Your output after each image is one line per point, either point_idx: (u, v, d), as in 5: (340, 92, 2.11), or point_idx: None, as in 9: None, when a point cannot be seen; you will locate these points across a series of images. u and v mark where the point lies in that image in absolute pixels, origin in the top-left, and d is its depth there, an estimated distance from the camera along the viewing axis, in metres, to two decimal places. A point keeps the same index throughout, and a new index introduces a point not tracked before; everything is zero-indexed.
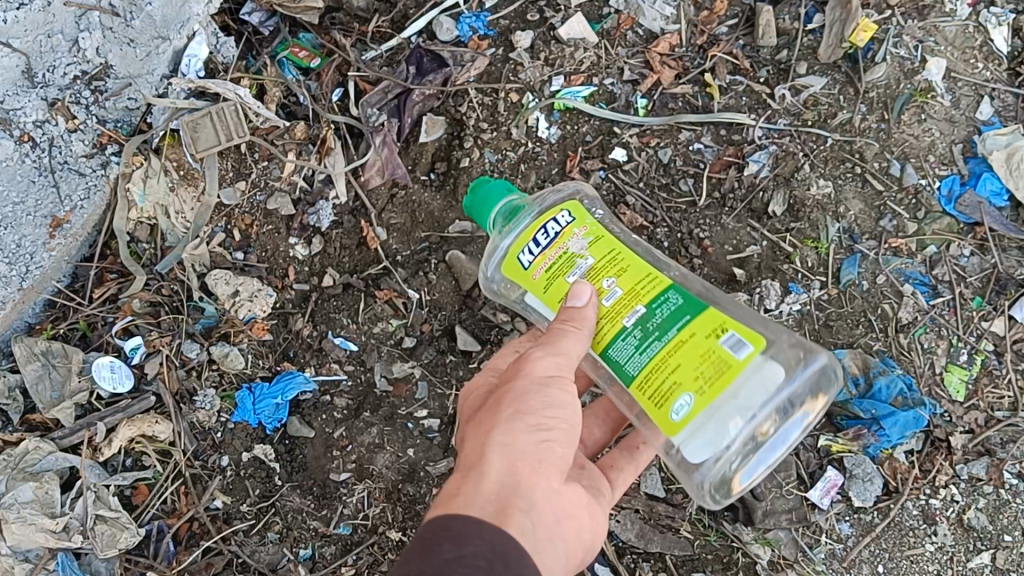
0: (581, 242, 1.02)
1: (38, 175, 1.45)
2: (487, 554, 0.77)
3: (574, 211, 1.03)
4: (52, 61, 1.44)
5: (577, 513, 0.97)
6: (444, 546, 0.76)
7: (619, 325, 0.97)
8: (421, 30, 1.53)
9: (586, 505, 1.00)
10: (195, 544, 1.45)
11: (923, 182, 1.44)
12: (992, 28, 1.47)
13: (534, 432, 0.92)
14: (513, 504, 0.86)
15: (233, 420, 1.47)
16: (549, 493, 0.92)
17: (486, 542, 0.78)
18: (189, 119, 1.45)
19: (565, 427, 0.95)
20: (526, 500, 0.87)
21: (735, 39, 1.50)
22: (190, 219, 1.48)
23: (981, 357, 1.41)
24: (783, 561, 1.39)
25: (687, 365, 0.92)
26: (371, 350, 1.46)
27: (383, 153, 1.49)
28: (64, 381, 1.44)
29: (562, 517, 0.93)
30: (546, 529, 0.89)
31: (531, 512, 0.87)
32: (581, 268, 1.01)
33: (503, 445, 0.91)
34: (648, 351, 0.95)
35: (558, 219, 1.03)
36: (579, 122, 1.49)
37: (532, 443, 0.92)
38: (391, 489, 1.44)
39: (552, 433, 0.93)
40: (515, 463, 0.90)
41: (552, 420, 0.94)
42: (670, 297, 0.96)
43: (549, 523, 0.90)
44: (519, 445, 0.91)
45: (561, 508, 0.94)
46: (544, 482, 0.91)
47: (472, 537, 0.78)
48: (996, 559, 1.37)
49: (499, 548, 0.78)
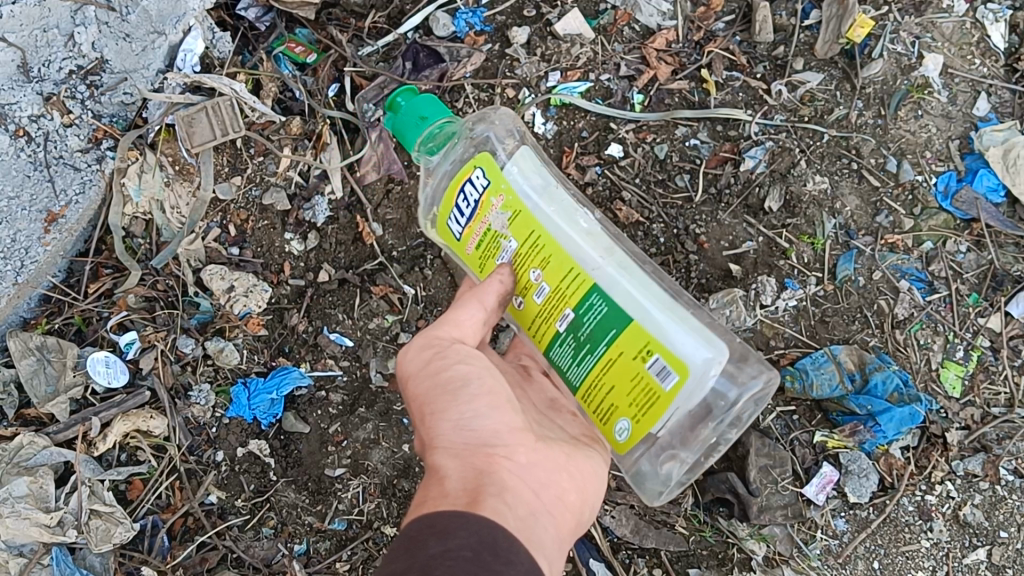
0: (500, 218, 0.99)
1: (33, 169, 1.44)
2: (474, 542, 0.76)
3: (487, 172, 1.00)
4: (48, 55, 1.43)
5: (559, 480, 0.94)
6: (429, 541, 0.76)
7: (555, 329, 0.96)
8: (418, 25, 1.53)
9: (565, 463, 0.96)
10: (189, 539, 1.45)
11: (919, 178, 1.44)
12: (989, 24, 1.47)
13: (466, 424, 0.91)
14: (483, 490, 0.85)
15: (228, 416, 1.46)
16: (518, 471, 0.90)
17: (473, 532, 0.78)
18: (185, 113, 1.44)
19: (492, 401, 0.93)
20: (492, 484, 0.86)
21: (732, 36, 1.50)
22: (185, 215, 1.48)
23: (978, 353, 1.41)
24: (779, 557, 1.39)
25: (621, 386, 0.92)
26: (366, 346, 1.46)
27: (379, 148, 1.49)
28: (59, 376, 1.44)
29: (540, 487, 0.91)
30: (525, 505, 0.87)
31: (504, 494, 0.86)
32: (505, 250, 1.00)
33: (446, 449, 0.91)
34: (586, 360, 0.94)
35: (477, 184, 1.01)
36: (576, 118, 1.49)
37: (467, 434, 0.91)
38: (385, 484, 1.44)
39: (485, 416, 0.92)
40: (467, 458, 0.89)
41: (480, 402, 0.93)
42: (594, 304, 0.92)
43: (527, 498, 0.88)
44: (458, 442, 0.91)
45: (534, 480, 0.91)
46: (507, 460, 0.90)
47: (458, 529, 0.78)
48: (992, 555, 1.38)
49: (486, 533, 0.78)
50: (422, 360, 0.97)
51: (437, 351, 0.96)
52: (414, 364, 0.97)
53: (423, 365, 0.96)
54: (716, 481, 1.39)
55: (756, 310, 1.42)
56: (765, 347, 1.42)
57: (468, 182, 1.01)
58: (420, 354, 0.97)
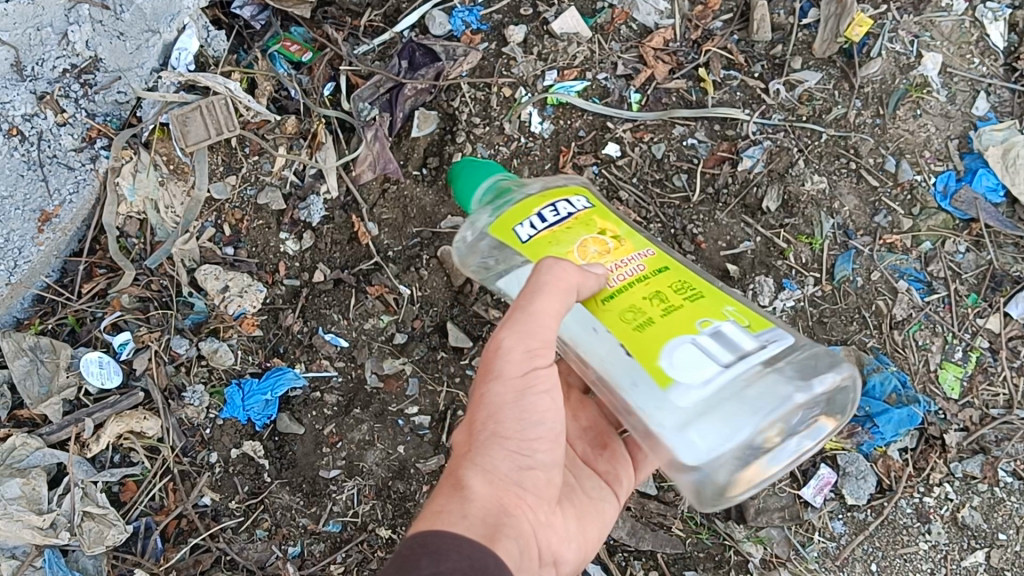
0: None
1: (27, 169, 1.44)
2: (466, 568, 0.85)
3: (590, 200, 1.07)
4: (42, 54, 1.45)
5: (562, 544, 1.06)
6: (422, 561, 0.84)
7: None
8: (414, 24, 1.52)
9: (574, 533, 1.08)
10: (182, 541, 1.44)
11: (918, 177, 1.43)
12: (988, 23, 1.46)
13: (514, 460, 0.99)
14: (500, 530, 0.94)
15: (223, 417, 1.45)
16: (533, 523, 1.00)
17: (467, 557, 0.87)
18: (179, 112, 1.44)
19: (548, 452, 1.01)
20: (510, 528, 0.95)
21: (730, 34, 1.49)
22: (180, 214, 1.47)
23: (977, 354, 1.40)
24: (776, 560, 1.39)
25: None
26: (362, 346, 1.45)
27: (375, 147, 1.48)
28: (52, 376, 1.43)
29: (545, 546, 1.02)
30: (527, 555, 0.97)
31: (517, 537, 0.96)
32: None
33: (482, 472, 0.97)
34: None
35: (531, 222, 1.03)
36: (573, 116, 1.48)
37: (513, 468, 0.98)
38: (381, 486, 1.43)
39: (531, 460, 1.00)
40: (499, 491, 0.97)
41: (533, 444, 1.00)
42: None
43: (533, 553, 0.99)
44: (498, 472, 0.98)
45: (543, 537, 1.02)
46: (529, 511, 1.00)
47: (453, 552, 0.86)
48: (991, 557, 1.36)
49: (481, 564, 0.87)
50: (514, 369, 0.98)
51: (535, 368, 0.98)
52: (509, 366, 0.98)
53: (515, 375, 0.98)
54: None
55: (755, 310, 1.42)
56: None
57: (564, 198, 1.06)
58: (523, 358, 0.98)
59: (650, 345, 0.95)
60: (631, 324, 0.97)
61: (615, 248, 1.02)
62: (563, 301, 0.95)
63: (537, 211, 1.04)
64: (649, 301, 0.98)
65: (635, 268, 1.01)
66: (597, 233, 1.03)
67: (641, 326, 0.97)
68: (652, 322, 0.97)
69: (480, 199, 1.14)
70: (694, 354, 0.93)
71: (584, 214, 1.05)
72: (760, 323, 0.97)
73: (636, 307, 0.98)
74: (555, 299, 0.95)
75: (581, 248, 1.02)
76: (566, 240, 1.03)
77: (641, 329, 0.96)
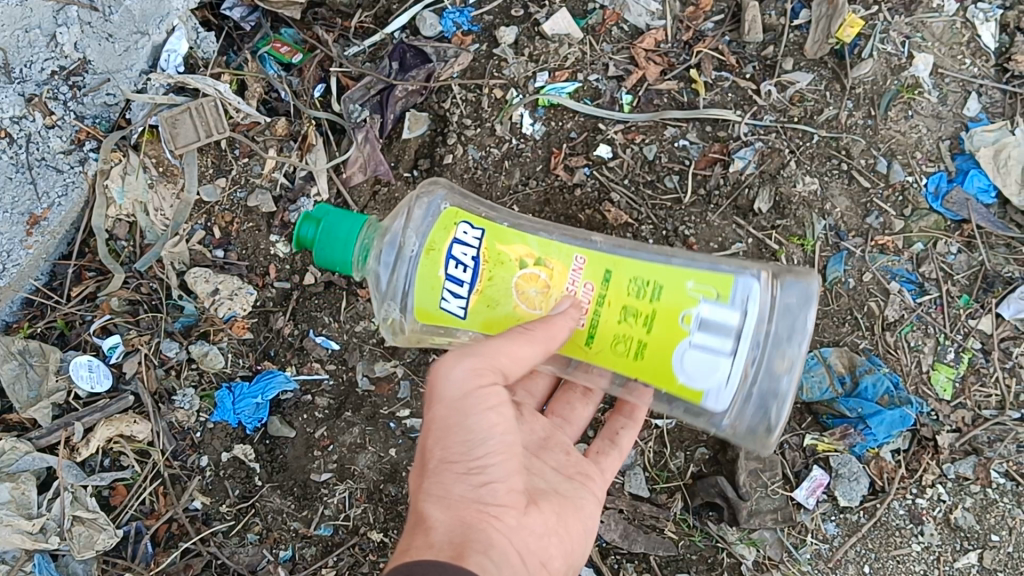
0: None
1: (16, 172, 1.43)
2: None
3: (475, 221, 1.02)
4: (30, 56, 1.43)
5: (544, 543, 0.98)
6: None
7: None
8: (404, 25, 1.52)
9: (554, 527, 1.00)
10: (173, 545, 1.43)
11: (910, 178, 1.43)
12: (979, 24, 1.46)
13: (466, 478, 0.93)
14: (468, 546, 0.89)
15: (213, 420, 1.44)
16: (509, 531, 0.93)
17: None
18: (168, 114, 1.44)
19: (499, 461, 0.95)
20: (479, 542, 0.90)
21: (721, 35, 1.49)
22: (169, 217, 1.46)
23: (969, 355, 1.40)
24: (769, 562, 1.38)
25: None
26: (353, 349, 1.44)
27: (366, 149, 1.48)
28: (42, 380, 1.42)
29: (526, 551, 0.95)
30: (508, 567, 0.91)
31: (489, 550, 0.90)
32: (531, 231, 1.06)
33: (438, 497, 0.93)
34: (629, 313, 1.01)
35: (456, 292, 1.00)
36: (564, 118, 1.47)
37: (467, 486, 0.93)
38: (372, 489, 1.43)
39: (487, 473, 0.94)
40: (458, 510, 0.91)
41: (481, 457, 0.94)
42: None
43: (514, 560, 0.92)
44: (454, 495, 0.92)
45: (522, 542, 0.94)
46: (498, 521, 0.93)
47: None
48: (983, 558, 1.36)
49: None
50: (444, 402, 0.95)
51: (480, 392, 0.95)
52: (450, 396, 0.95)
53: (458, 404, 0.95)
54: (705, 485, 1.38)
55: None
56: None
57: (454, 239, 1.01)
58: (464, 389, 0.95)
59: (660, 368, 0.97)
60: (629, 353, 0.97)
61: (553, 277, 1.00)
62: (526, 350, 0.95)
63: (451, 272, 1.01)
64: (628, 322, 0.97)
65: (587, 290, 0.99)
66: (523, 268, 1.00)
67: (640, 353, 0.97)
68: (643, 344, 0.97)
69: (364, 264, 1.07)
70: (701, 356, 0.95)
71: (497, 240, 1.01)
72: (723, 283, 0.97)
73: (624, 334, 0.97)
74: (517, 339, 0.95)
75: (522, 293, 1.00)
76: (498, 290, 1.00)
77: (642, 354, 0.97)
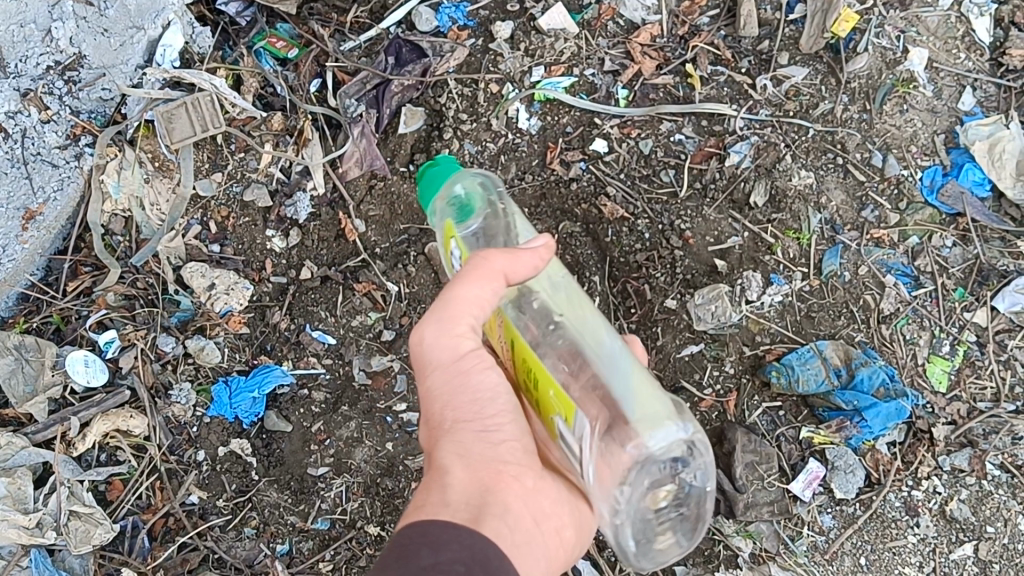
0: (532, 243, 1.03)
1: (11, 167, 1.43)
2: (464, 560, 0.78)
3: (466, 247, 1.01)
4: (26, 51, 1.43)
5: (561, 510, 0.92)
6: (422, 551, 0.77)
7: None
8: (400, 21, 1.52)
9: (570, 497, 0.93)
10: (170, 539, 1.43)
11: (905, 172, 1.44)
12: (974, 18, 1.47)
13: (479, 438, 0.90)
14: (486, 510, 0.85)
15: (210, 414, 1.44)
16: (526, 495, 0.89)
17: (464, 547, 0.79)
18: (164, 109, 1.44)
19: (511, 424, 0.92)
20: (495, 505, 0.86)
21: (717, 30, 1.49)
22: (166, 211, 1.46)
23: (964, 348, 1.41)
24: (766, 554, 1.38)
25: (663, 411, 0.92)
26: (350, 343, 1.45)
27: (362, 144, 1.47)
28: (38, 375, 1.42)
29: (542, 515, 0.90)
30: (525, 533, 0.87)
31: (504, 515, 0.86)
32: None
33: (459, 453, 0.89)
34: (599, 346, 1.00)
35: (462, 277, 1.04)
36: (560, 113, 1.47)
37: (483, 447, 0.90)
38: (369, 483, 1.43)
39: (498, 433, 0.91)
40: (477, 470, 0.89)
41: (493, 418, 0.91)
42: None
43: (531, 525, 0.88)
44: (475, 453, 0.90)
45: (537, 507, 0.90)
46: (515, 482, 0.90)
47: (450, 541, 0.79)
48: (979, 550, 1.37)
49: (476, 553, 0.79)
50: (451, 353, 0.90)
51: (473, 348, 0.91)
52: (442, 355, 0.91)
53: (451, 361, 0.91)
54: None
55: (743, 305, 1.41)
56: (750, 342, 1.41)
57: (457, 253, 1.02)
58: (452, 344, 0.90)
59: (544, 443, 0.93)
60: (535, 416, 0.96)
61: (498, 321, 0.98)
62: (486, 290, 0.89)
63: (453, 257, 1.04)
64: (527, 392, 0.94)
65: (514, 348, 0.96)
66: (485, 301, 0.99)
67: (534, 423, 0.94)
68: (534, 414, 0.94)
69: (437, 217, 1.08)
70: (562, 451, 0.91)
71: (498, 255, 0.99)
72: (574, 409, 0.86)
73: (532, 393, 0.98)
74: (514, 259, 0.90)
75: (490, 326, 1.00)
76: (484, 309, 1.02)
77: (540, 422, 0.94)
